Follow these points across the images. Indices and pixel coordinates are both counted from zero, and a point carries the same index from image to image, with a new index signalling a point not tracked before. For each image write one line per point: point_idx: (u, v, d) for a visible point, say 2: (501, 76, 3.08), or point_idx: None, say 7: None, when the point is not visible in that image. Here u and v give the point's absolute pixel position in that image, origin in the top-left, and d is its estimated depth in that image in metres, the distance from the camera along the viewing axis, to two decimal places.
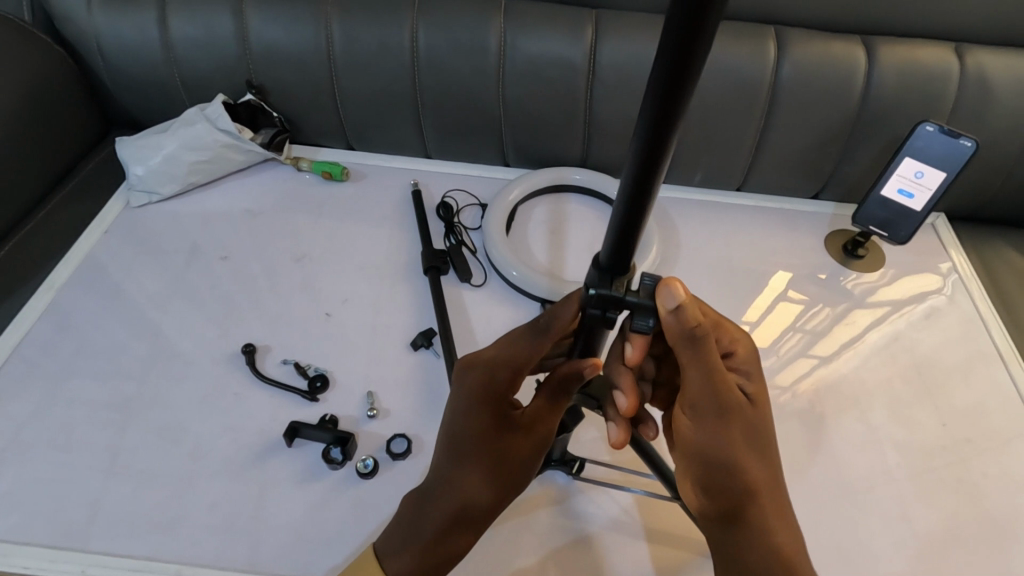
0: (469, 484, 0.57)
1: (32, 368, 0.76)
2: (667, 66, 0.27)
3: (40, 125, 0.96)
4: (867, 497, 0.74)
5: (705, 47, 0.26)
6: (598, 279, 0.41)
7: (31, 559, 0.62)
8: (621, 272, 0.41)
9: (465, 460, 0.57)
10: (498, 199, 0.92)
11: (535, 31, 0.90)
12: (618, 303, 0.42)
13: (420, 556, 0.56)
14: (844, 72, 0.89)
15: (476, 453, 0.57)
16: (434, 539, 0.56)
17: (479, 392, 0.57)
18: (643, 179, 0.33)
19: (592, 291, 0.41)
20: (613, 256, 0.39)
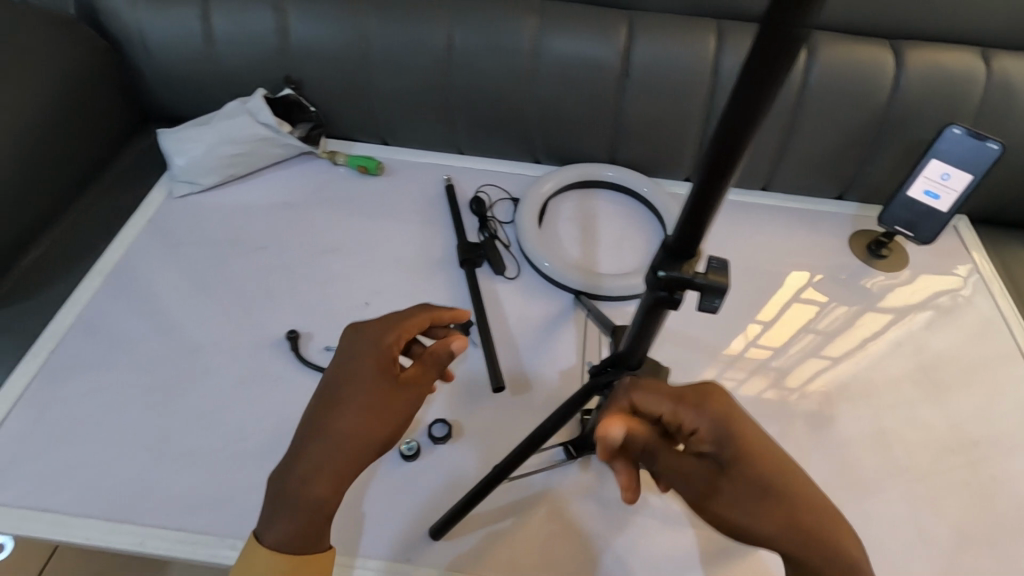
0: (352, 432, 0.55)
1: (83, 350, 0.78)
2: (763, 50, 0.30)
3: (86, 116, 0.99)
4: (887, 489, 0.76)
5: (803, 21, 0.28)
6: (666, 261, 0.41)
7: (93, 531, 0.65)
8: (690, 253, 0.40)
9: (344, 407, 0.55)
10: (531, 193, 0.94)
11: (568, 33, 0.93)
12: (685, 287, 0.41)
13: (295, 517, 0.52)
14: (871, 75, 0.90)
15: (377, 421, 0.56)
16: (311, 495, 0.53)
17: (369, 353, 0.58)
18: (724, 155, 0.34)
19: (660, 274, 0.41)
20: (683, 237, 0.39)
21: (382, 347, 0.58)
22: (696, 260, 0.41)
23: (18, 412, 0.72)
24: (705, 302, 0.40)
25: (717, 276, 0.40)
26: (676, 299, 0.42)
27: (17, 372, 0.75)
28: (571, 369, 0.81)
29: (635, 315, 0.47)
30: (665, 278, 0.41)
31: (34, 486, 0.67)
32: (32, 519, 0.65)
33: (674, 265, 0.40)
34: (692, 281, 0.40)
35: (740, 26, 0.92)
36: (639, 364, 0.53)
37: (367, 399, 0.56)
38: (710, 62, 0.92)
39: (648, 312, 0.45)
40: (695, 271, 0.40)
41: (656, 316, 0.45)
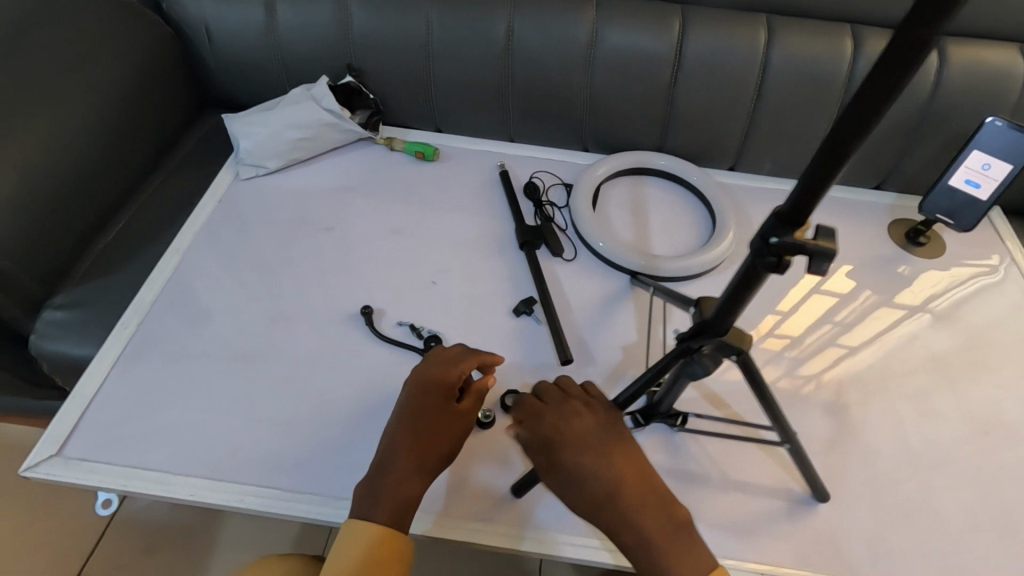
0: (419, 450, 0.67)
1: (169, 322, 0.83)
2: (908, 33, 0.33)
3: (152, 101, 1.04)
4: (933, 460, 0.80)
5: (942, 26, 0.31)
6: (778, 229, 0.45)
7: (194, 488, 0.69)
8: (802, 222, 0.44)
9: (413, 429, 0.68)
10: (587, 174, 0.99)
11: (624, 25, 0.96)
12: (796, 253, 0.45)
13: (381, 512, 0.64)
14: (916, 69, 0.94)
15: (438, 442, 0.68)
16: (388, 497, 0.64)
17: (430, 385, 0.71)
18: (851, 137, 0.38)
19: (771, 240, 0.45)
20: (796, 208, 0.43)
21: (440, 381, 0.71)
22: (806, 227, 0.45)
23: (114, 379, 0.77)
24: (814, 267, 0.44)
25: (825, 242, 0.44)
26: (783, 263, 0.46)
27: (109, 342, 0.80)
28: (631, 346, 0.85)
29: (735, 281, 0.51)
30: (777, 245, 0.45)
31: (134, 447, 0.72)
32: (137, 477, 0.70)
33: (787, 233, 0.44)
34: (803, 247, 0.44)
35: (789, 20, 0.96)
36: (725, 329, 0.57)
37: (429, 422, 0.68)
38: (760, 55, 0.96)
39: (752, 275, 0.49)
40: (807, 238, 0.44)
41: (756, 277, 0.49)
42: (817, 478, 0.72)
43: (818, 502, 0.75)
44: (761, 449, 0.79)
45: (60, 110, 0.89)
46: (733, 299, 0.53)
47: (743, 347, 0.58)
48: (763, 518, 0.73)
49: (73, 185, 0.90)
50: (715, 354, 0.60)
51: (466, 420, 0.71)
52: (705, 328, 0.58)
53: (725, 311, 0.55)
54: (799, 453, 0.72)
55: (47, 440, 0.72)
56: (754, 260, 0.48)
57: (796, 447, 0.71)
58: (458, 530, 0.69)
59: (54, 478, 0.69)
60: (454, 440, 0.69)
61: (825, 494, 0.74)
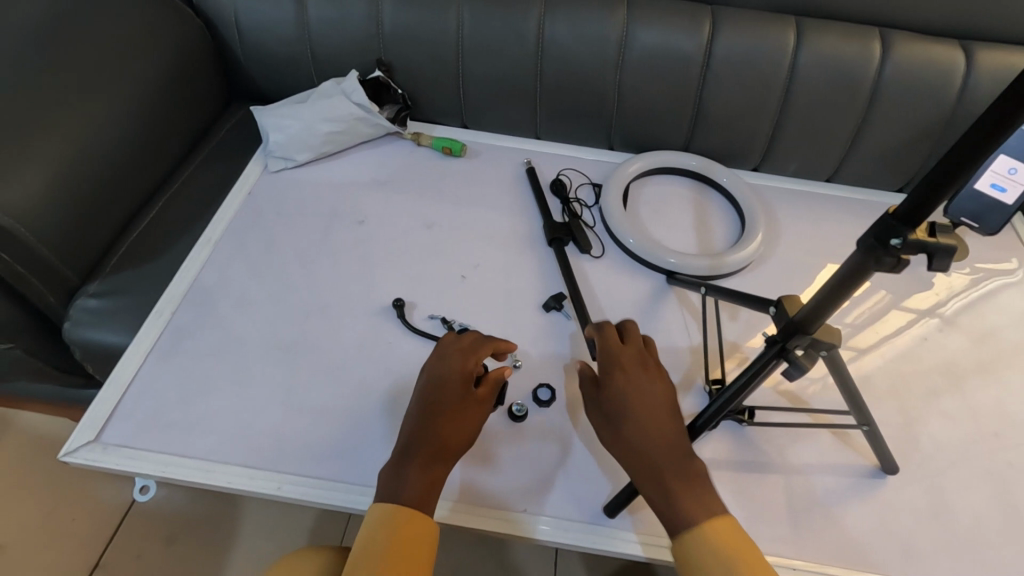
0: (446, 428, 0.67)
1: (206, 313, 0.84)
2: None
3: (185, 94, 1.05)
4: (958, 460, 0.82)
5: None
6: (901, 229, 0.47)
7: (234, 476, 0.71)
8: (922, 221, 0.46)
9: (439, 409, 0.68)
10: (619, 171, 1.01)
11: (655, 25, 0.97)
12: (919, 250, 0.46)
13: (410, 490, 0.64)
14: (945, 73, 0.95)
15: (464, 424, 0.68)
16: (416, 476, 0.65)
17: (454, 370, 0.72)
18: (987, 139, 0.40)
19: (896, 240, 0.47)
20: (915, 208, 0.46)
21: (462, 366, 0.72)
22: (925, 228, 0.47)
23: (149, 366, 0.79)
24: (934, 264, 0.46)
25: (946, 239, 0.46)
26: (901, 262, 0.48)
27: (142, 332, 0.82)
28: (659, 344, 0.86)
29: (844, 278, 0.54)
30: (904, 244, 0.47)
31: (175, 435, 0.74)
32: (175, 464, 0.71)
33: (909, 232, 0.46)
34: (924, 245, 0.46)
35: (819, 23, 0.97)
36: (816, 327, 0.60)
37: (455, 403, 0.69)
38: (789, 57, 0.96)
39: (864, 270, 0.52)
40: (928, 237, 0.46)
41: (864, 274, 0.52)
42: (887, 452, 0.76)
43: (887, 474, 0.79)
44: (788, 447, 0.80)
45: (100, 102, 0.90)
46: (838, 297, 0.55)
47: (834, 343, 0.62)
48: (792, 514, 0.75)
49: (111, 177, 0.92)
50: (808, 352, 0.64)
51: (478, 408, 0.70)
52: (798, 329, 0.61)
53: (820, 309, 0.58)
54: (875, 435, 0.75)
55: (86, 426, 0.74)
56: (869, 258, 0.50)
57: (873, 429, 0.74)
58: (472, 518, 0.70)
59: (93, 463, 0.71)
60: (465, 426, 0.68)
61: (895, 466, 0.78)
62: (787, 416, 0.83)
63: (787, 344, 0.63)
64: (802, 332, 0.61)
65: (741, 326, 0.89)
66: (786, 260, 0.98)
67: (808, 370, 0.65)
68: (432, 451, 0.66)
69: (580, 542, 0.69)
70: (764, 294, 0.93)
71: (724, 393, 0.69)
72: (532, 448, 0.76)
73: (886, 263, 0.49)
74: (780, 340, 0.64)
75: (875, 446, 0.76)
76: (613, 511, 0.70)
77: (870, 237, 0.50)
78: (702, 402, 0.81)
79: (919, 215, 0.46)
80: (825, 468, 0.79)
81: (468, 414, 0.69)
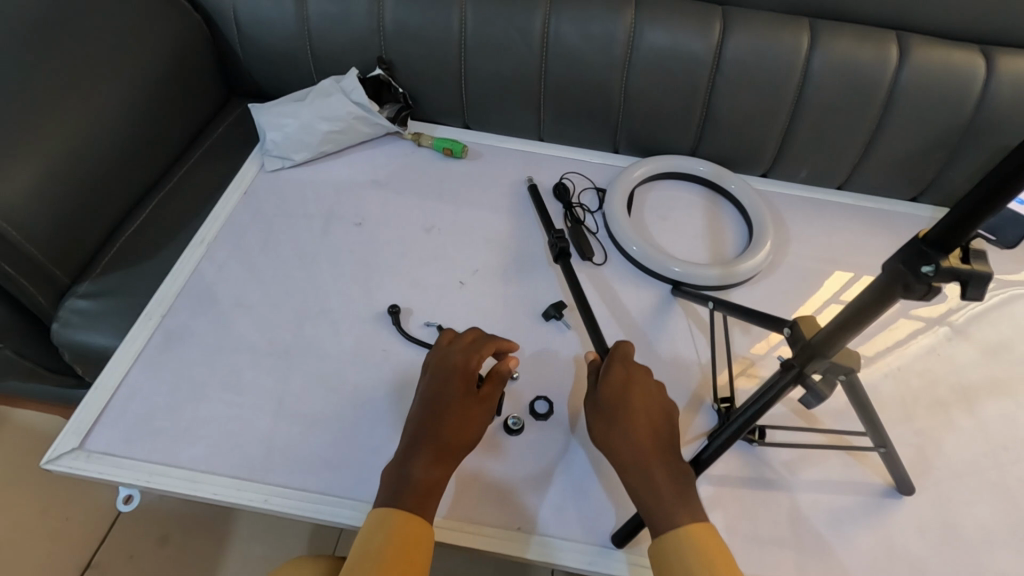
0: (450, 425, 0.66)
1: (197, 317, 0.82)
2: None
3: (181, 91, 1.03)
4: (974, 482, 0.78)
5: None
6: (933, 255, 0.44)
7: (221, 487, 0.69)
8: (956, 247, 0.43)
9: (443, 407, 0.67)
10: (624, 176, 0.99)
11: (665, 24, 0.94)
12: (954, 278, 0.43)
13: (410, 490, 0.62)
14: (964, 79, 0.91)
15: (469, 422, 0.67)
16: (419, 476, 0.63)
17: (457, 368, 0.70)
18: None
19: (928, 267, 0.44)
20: (948, 234, 0.43)
21: (465, 366, 0.70)
22: (958, 253, 0.44)
23: (137, 371, 0.77)
24: (969, 294, 0.43)
25: (981, 266, 0.43)
26: (933, 289, 0.45)
27: (132, 335, 0.80)
28: (663, 357, 0.84)
29: (870, 301, 0.51)
30: (937, 272, 0.44)
31: (162, 443, 0.72)
32: (161, 474, 0.69)
33: (941, 258, 0.43)
34: (957, 272, 0.43)
35: (833, 25, 0.93)
36: (834, 352, 0.58)
37: (459, 401, 0.68)
38: (802, 60, 0.93)
39: (891, 295, 0.49)
40: (962, 264, 0.43)
41: (891, 299, 0.49)
42: (903, 473, 0.74)
43: (903, 494, 0.76)
44: (796, 466, 0.77)
45: (94, 98, 0.88)
46: (862, 322, 0.52)
47: (852, 367, 0.59)
48: (799, 537, 0.72)
49: (104, 175, 0.90)
50: (826, 377, 0.62)
51: (489, 400, 0.70)
52: (815, 353, 0.59)
53: (840, 335, 0.55)
54: (893, 458, 0.72)
55: (71, 433, 0.72)
56: (899, 283, 0.47)
57: (891, 452, 0.72)
58: (453, 533, 0.67)
59: (77, 471, 0.69)
60: (479, 420, 0.68)
61: (911, 486, 0.75)
62: (795, 433, 0.80)
63: (805, 369, 0.61)
64: (820, 356, 0.59)
65: (749, 338, 0.87)
66: (795, 270, 0.95)
67: (826, 396, 0.63)
68: (446, 449, 0.65)
69: (568, 562, 0.67)
70: (772, 305, 0.90)
71: (731, 426, 0.67)
72: (519, 461, 0.73)
73: (916, 290, 0.46)
74: (796, 365, 0.61)
75: (892, 469, 0.74)
76: (622, 541, 0.67)
77: (900, 262, 0.47)
78: (712, 420, 0.78)
79: (953, 241, 0.43)
80: (834, 489, 0.76)
81: (472, 414, 0.68)
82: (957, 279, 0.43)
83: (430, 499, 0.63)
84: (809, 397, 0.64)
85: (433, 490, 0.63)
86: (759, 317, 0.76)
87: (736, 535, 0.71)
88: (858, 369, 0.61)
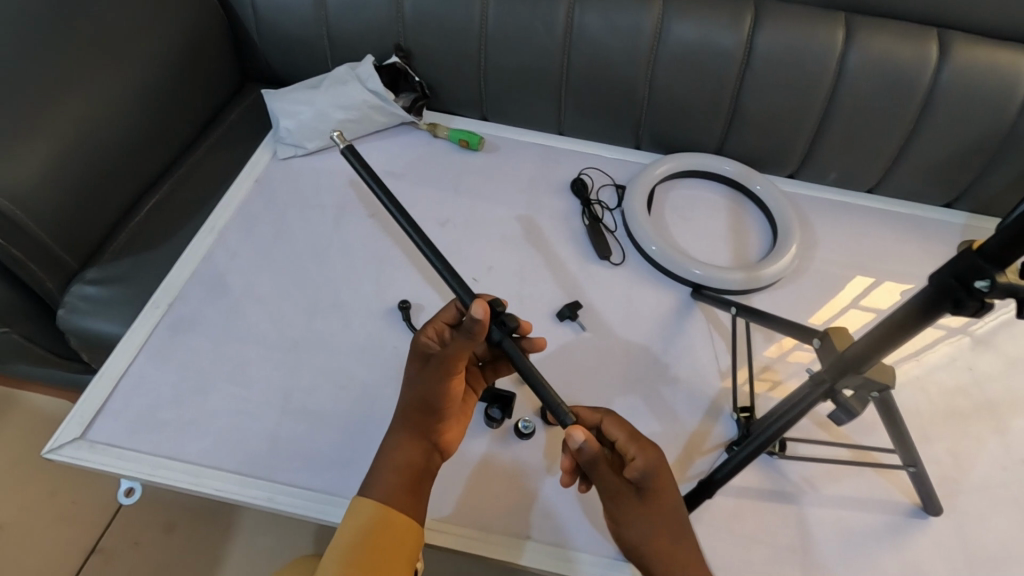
0: (412, 389, 0.65)
1: (204, 307, 0.81)
2: None
3: (195, 76, 1.01)
4: (1006, 504, 0.75)
5: None
6: (988, 270, 0.41)
7: (223, 482, 0.67)
8: (1014, 262, 0.40)
9: (409, 388, 0.66)
10: (645, 173, 0.96)
11: (693, 17, 0.90)
12: (1012, 293, 0.40)
13: (388, 469, 0.62)
14: (1007, 81, 0.86)
15: (430, 388, 0.63)
16: (394, 453, 0.63)
17: (420, 356, 0.66)
18: None
19: (984, 284, 0.41)
20: (1004, 248, 0.40)
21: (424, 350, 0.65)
22: (1016, 268, 0.41)
23: (143, 361, 0.76)
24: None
25: None
26: (985, 306, 0.42)
27: (138, 323, 0.78)
28: (682, 364, 0.81)
29: (913, 319, 0.48)
30: (996, 288, 0.40)
31: (165, 436, 0.71)
32: (165, 467, 0.68)
33: (997, 273, 0.40)
34: (1014, 288, 0.40)
35: (870, 20, 0.89)
36: (868, 367, 0.55)
37: (421, 386, 0.64)
38: (836, 57, 0.89)
39: (936, 311, 0.46)
40: (1020, 280, 0.40)
41: (938, 315, 0.46)
42: (932, 493, 0.70)
43: (930, 515, 0.72)
44: (819, 481, 0.74)
45: (105, 80, 0.87)
46: (901, 337, 0.49)
47: (887, 384, 0.56)
48: (819, 555, 0.69)
49: (114, 160, 0.88)
50: (858, 394, 0.59)
51: (450, 355, 0.62)
52: (848, 368, 0.56)
53: (875, 350, 0.52)
54: (924, 479, 0.69)
55: (74, 422, 0.71)
56: (948, 300, 0.44)
57: (922, 471, 0.69)
58: (446, 536, 0.65)
59: (79, 462, 0.68)
60: (437, 377, 0.63)
61: (939, 507, 0.72)
62: (817, 446, 0.77)
63: (837, 384, 0.58)
64: (853, 372, 0.56)
65: (772, 347, 0.83)
66: (820, 275, 0.91)
67: (858, 414, 0.60)
68: (425, 428, 0.64)
69: (565, 571, 0.65)
70: (796, 311, 0.87)
71: (750, 444, 0.64)
72: (526, 464, 0.71)
73: (967, 306, 0.43)
74: (828, 380, 0.58)
75: (920, 487, 0.70)
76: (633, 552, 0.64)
77: (949, 276, 0.44)
78: (731, 430, 0.75)
79: (1012, 255, 0.39)
80: (858, 506, 0.73)
81: (427, 391, 0.64)
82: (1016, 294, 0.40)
83: (406, 475, 0.62)
84: (839, 414, 0.61)
85: (405, 467, 0.62)
86: (783, 324, 0.73)
87: (754, 550, 0.69)
88: (895, 386, 0.57)
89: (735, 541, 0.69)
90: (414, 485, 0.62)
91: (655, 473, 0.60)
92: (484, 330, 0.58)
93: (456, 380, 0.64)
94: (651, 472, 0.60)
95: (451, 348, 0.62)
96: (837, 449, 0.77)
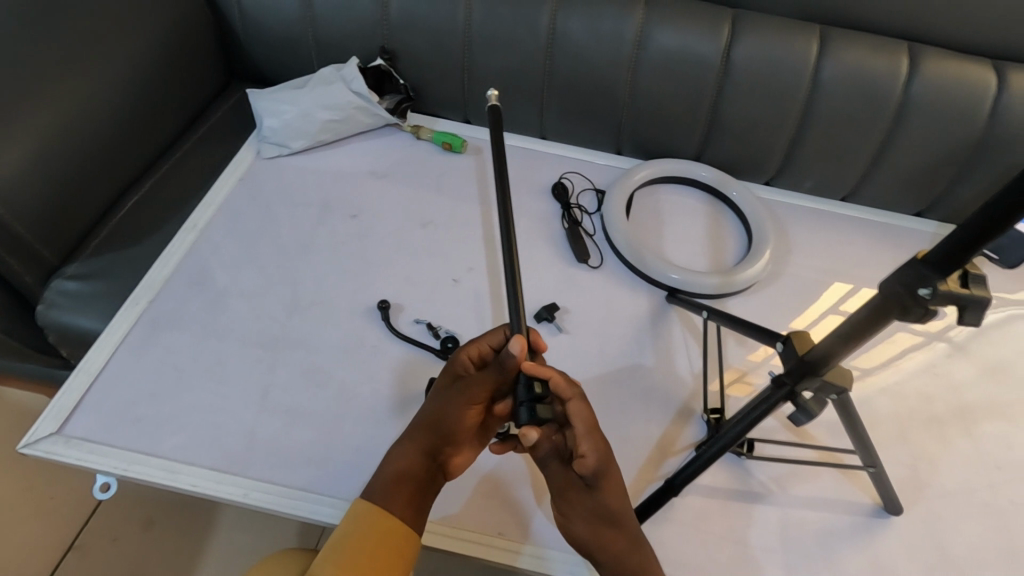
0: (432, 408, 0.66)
1: (183, 304, 0.81)
2: None
3: (178, 74, 1.02)
4: (965, 503, 0.77)
5: None
6: (932, 279, 0.43)
7: (199, 478, 0.68)
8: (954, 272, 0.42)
9: (426, 405, 0.67)
10: (626, 177, 0.97)
11: (673, 25, 0.92)
12: (952, 301, 0.42)
13: (388, 477, 0.63)
14: (974, 95, 0.89)
15: (450, 405, 0.65)
16: (399, 463, 0.64)
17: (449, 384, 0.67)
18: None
19: (926, 291, 0.43)
20: (948, 258, 0.41)
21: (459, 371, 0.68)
22: (957, 277, 0.43)
23: (122, 357, 0.76)
24: (964, 318, 0.42)
25: (979, 291, 0.42)
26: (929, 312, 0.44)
27: (117, 320, 0.79)
28: (656, 366, 0.83)
29: (861, 324, 0.50)
30: (937, 296, 0.42)
31: (142, 430, 0.71)
32: (141, 462, 0.69)
33: (939, 282, 0.42)
34: (955, 296, 0.42)
35: (845, 32, 0.91)
36: (828, 368, 0.56)
37: (439, 406, 0.66)
38: (811, 68, 0.91)
39: (883, 315, 0.48)
40: (960, 288, 0.42)
41: (886, 321, 0.48)
42: (892, 493, 0.72)
43: (891, 514, 0.75)
44: (787, 481, 0.76)
45: (88, 75, 0.87)
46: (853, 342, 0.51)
47: (845, 386, 0.59)
48: (784, 553, 0.71)
49: (94, 157, 0.88)
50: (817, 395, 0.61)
51: (476, 385, 0.65)
52: (808, 369, 0.57)
53: (830, 353, 0.54)
54: (883, 480, 0.71)
55: (50, 416, 0.71)
56: (895, 307, 0.46)
57: (881, 472, 0.71)
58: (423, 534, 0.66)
59: (55, 456, 0.68)
60: (457, 401, 0.65)
61: (899, 507, 0.74)
62: (785, 448, 0.79)
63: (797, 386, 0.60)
64: (813, 373, 0.58)
65: (744, 351, 0.85)
66: (793, 280, 0.94)
67: (815, 415, 0.61)
68: (433, 446, 0.65)
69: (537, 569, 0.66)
70: (768, 315, 0.89)
71: (717, 442, 0.65)
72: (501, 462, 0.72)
73: (913, 313, 0.45)
74: (788, 381, 0.60)
75: (881, 488, 0.72)
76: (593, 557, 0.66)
77: (896, 285, 0.46)
78: (701, 431, 0.77)
79: (951, 264, 0.41)
80: (824, 507, 0.75)
81: (442, 413, 0.65)
82: (956, 302, 0.42)
83: (408, 485, 0.62)
84: (798, 415, 0.63)
85: (404, 477, 0.63)
86: (753, 328, 0.74)
87: (721, 548, 0.70)
88: (851, 388, 0.59)
89: (704, 539, 0.71)
90: (417, 497, 0.63)
91: (601, 469, 0.62)
92: (517, 366, 0.63)
93: (475, 411, 0.66)
94: (602, 461, 0.62)
95: (477, 379, 0.66)
96: (804, 450, 0.79)
